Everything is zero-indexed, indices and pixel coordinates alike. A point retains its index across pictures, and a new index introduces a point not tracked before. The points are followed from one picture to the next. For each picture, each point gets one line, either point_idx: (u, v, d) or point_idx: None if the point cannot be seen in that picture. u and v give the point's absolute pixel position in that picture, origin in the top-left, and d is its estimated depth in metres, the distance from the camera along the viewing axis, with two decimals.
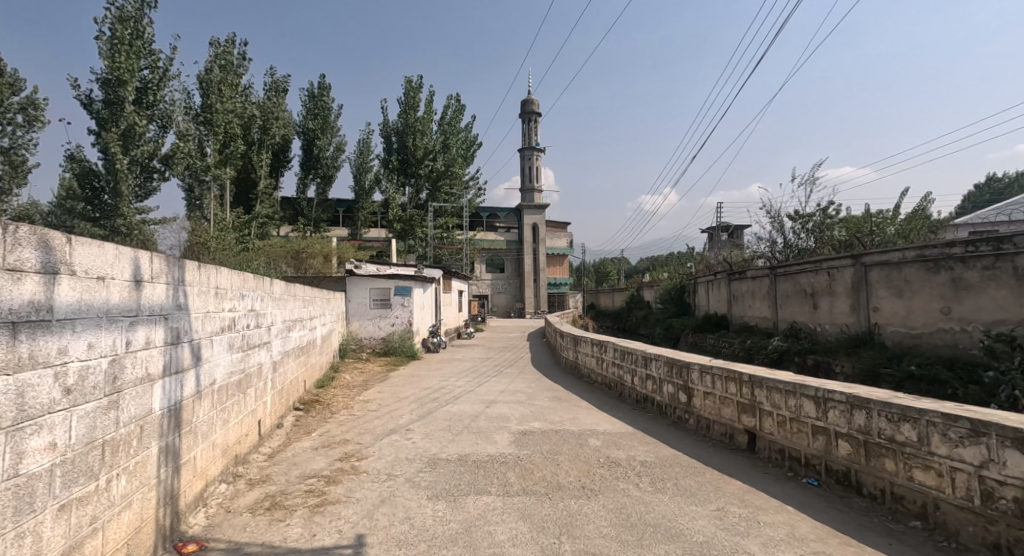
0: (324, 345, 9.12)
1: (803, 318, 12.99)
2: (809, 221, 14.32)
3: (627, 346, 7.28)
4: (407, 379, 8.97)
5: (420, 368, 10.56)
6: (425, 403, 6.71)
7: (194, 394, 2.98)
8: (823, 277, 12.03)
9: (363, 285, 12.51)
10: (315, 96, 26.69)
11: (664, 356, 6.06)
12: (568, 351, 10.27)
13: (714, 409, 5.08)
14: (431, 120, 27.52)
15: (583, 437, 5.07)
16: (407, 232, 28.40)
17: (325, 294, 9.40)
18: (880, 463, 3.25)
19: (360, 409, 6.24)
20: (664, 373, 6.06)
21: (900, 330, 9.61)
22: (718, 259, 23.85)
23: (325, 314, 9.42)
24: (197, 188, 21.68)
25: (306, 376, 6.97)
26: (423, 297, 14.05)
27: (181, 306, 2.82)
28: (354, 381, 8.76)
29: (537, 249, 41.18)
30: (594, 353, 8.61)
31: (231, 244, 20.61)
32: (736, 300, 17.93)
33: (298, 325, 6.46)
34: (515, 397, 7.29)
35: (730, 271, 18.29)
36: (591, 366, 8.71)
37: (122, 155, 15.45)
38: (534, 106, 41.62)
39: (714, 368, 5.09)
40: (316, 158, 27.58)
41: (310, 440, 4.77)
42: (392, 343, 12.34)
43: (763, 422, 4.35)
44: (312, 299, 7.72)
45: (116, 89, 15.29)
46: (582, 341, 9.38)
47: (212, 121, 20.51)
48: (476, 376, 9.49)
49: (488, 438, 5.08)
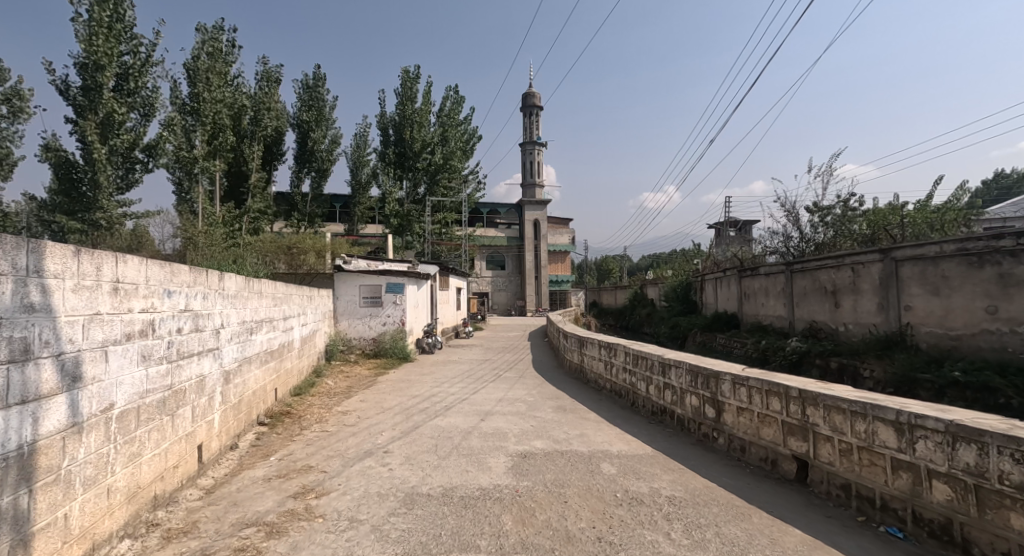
0: (305, 347, 8.34)
1: (822, 317, 12.16)
2: (829, 214, 13.55)
3: (640, 350, 6.46)
4: (395, 384, 8.20)
5: (412, 371, 9.76)
6: (412, 415, 5.91)
7: (68, 427, 2.16)
8: (846, 274, 11.19)
9: (353, 282, 11.71)
10: (309, 87, 25.84)
11: (686, 363, 5.23)
12: (573, 353, 9.46)
13: (751, 428, 4.24)
14: (429, 111, 26.69)
15: (594, 462, 4.25)
16: (404, 228, 27.61)
17: (307, 292, 8.60)
18: (999, 517, 2.44)
19: (335, 424, 5.44)
20: (685, 382, 5.24)
21: (937, 332, 8.78)
22: (726, 256, 22.99)
23: (307, 313, 8.62)
24: (185, 180, 20.86)
25: (277, 383, 6.17)
26: (418, 294, 13.27)
27: (36, 308, 1.99)
28: (338, 387, 7.96)
29: (538, 246, 40.33)
30: (602, 357, 7.80)
31: (220, 240, 19.82)
32: (748, 298, 17.12)
33: (264, 326, 5.66)
34: (514, 408, 6.48)
35: (741, 268, 17.47)
36: (599, 371, 7.90)
37: (100, 145, 14.63)
38: (535, 100, 40.70)
39: (749, 379, 4.25)
40: (311, 151, 26.76)
41: (265, 467, 3.96)
42: (383, 344, 11.55)
43: (818, 449, 3.52)
44: (287, 297, 6.92)
45: (94, 75, 14.44)
46: (588, 344, 8.58)
47: (200, 111, 19.67)
48: (471, 381, 8.68)
49: (480, 462, 4.27)
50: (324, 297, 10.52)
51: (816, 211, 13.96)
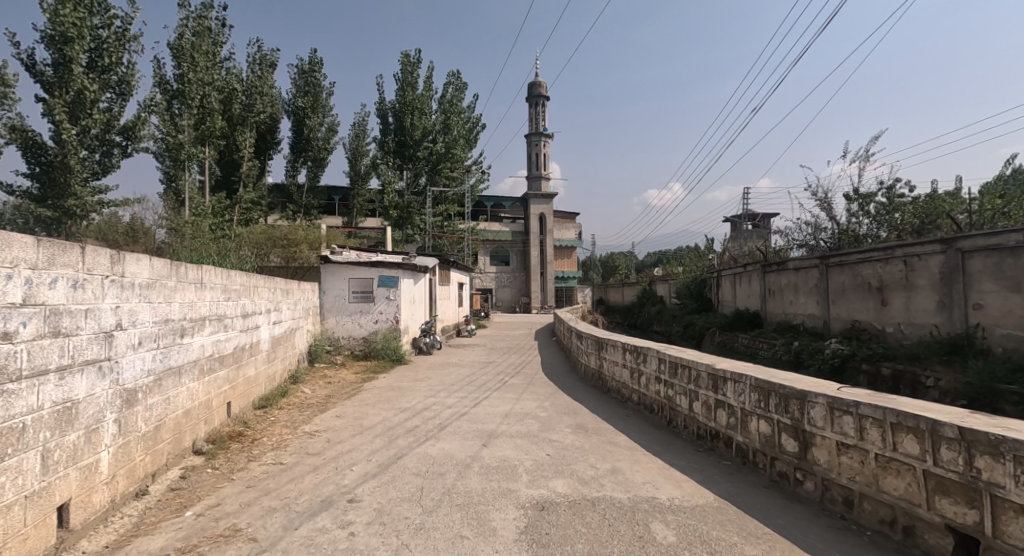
0: (277, 350, 7.15)
1: (865, 316, 10.90)
2: (870, 202, 12.23)
3: (680, 357, 5.24)
4: (384, 394, 7.02)
5: (404, 376, 8.55)
6: (396, 439, 4.71)
7: None
8: (896, 268, 9.94)
9: (340, 275, 10.53)
10: (305, 72, 24.66)
11: (751, 378, 3.99)
12: (590, 357, 8.26)
13: (861, 475, 2.99)
14: (430, 98, 25.44)
15: (641, 521, 3.02)
16: (405, 220, 26.46)
17: (281, 284, 7.41)
18: None
19: (295, 452, 4.24)
20: (750, 403, 4.00)
21: (1017, 334, 7.50)
22: (745, 251, 21.68)
23: (282, 309, 7.44)
24: (171, 167, 19.76)
25: (229, 394, 4.97)
26: (414, 289, 12.07)
27: None
28: (315, 397, 6.77)
29: (544, 240, 39.08)
30: (627, 363, 6.60)
31: (209, 231, 18.75)
32: (772, 295, 15.86)
33: (207, 323, 4.44)
34: (524, 428, 5.24)
35: (765, 263, 16.20)
36: (623, 380, 6.71)
37: (70, 125, 13.59)
38: (541, 89, 39.38)
39: (858, 406, 3.01)
40: (306, 139, 25.58)
41: (171, 532, 2.75)
42: (374, 344, 10.35)
43: (998, 525, 2.27)
44: (249, 288, 5.73)
45: (62, 49, 13.33)
46: (608, 346, 7.40)
47: (185, 93, 18.54)
48: (473, 389, 7.45)
49: (480, 519, 3.04)
50: (307, 291, 9.36)
51: (854, 199, 12.69)
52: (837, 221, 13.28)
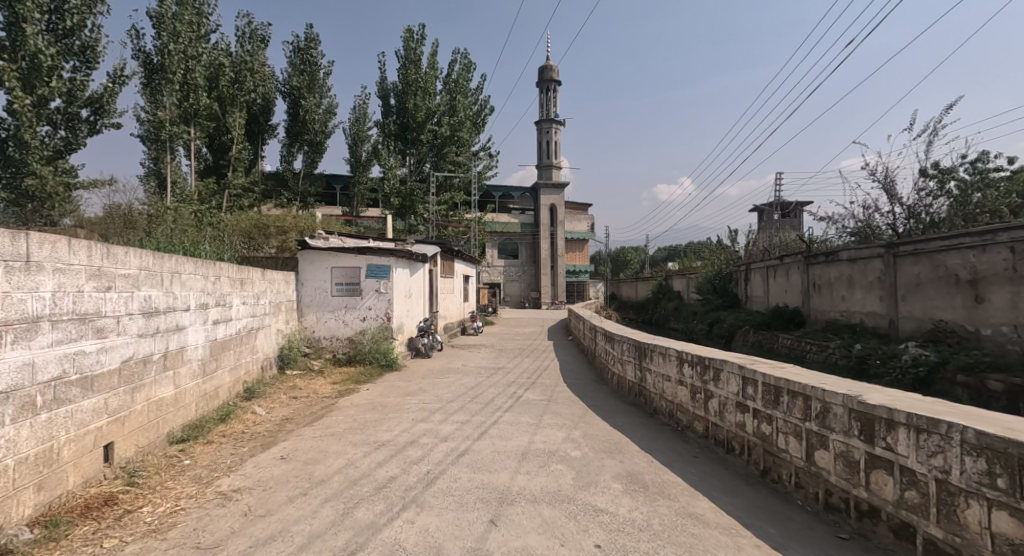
0: (223, 358, 5.49)
1: (950, 315, 9.08)
2: (948, 179, 10.36)
3: (786, 380, 3.47)
4: (362, 417, 5.36)
5: (392, 389, 6.87)
6: (357, 510, 3.03)
7: None
8: (997, 256, 8.12)
9: (320, 264, 8.88)
10: (301, 50, 23.14)
11: (970, 432, 2.20)
12: (628, 366, 6.54)
13: None
14: (435, 77, 23.76)
15: None
16: (407, 209, 24.89)
17: (231, 270, 5.78)
18: None
19: (183, 542, 2.55)
20: (964, 475, 2.22)
21: None
22: (778, 242, 19.80)
23: (233, 301, 5.83)
24: (153, 149, 18.33)
25: (107, 432, 3.27)
26: (411, 281, 10.40)
27: None
28: (268, 421, 5.08)
29: (555, 233, 37.32)
30: (687, 381, 4.89)
31: (194, 216, 17.31)
32: (818, 290, 14.04)
33: (46, 326, 2.74)
34: (552, 484, 3.52)
35: (809, 254, 14.36)
36: (680, 402, 5.02)
37: (24, 94, 11.97)
38: (551, 74, 37.56)
39: None
40: (302, 122, 23.97)
41: None
42: (360, 346, 8.68)
43: None
44: (162, 273, 4.06)
45: (13, 7, 11.72)
46: (654, 355, 5.74)
47: (166, 67, 16.94)
48: (478, 409, 5.75)
49: None
50: (275, 282, 7.73)
51: (930, 176, 10.83)
52: (905, 203, 11.42)
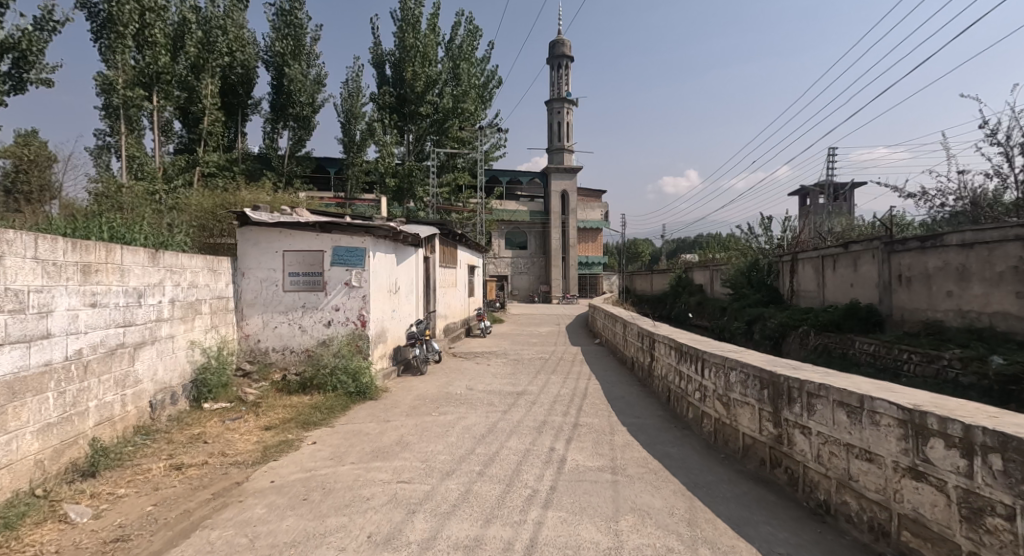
0: (16, 412, 2.89)
1: None
2: None
3: None
4: (268, 527, 2.77)
5: (355, 442, 4.28)
6: None
7: None
8: None
9: (266, 247, 6.33)
10: (283, 11, 20.41)
11: None
12: (747, 411, 3.89)
13: None
14: (436, 41, 21.05)
15: None
16: (405, 192, 22.22)
17: (45, 244, 3.17)
18: None
19: None
20: None
21: None
22: (834, 229, 17.02)
23: (53, 301, 3.23)
24: (107, 118, 15.88)
25: None
26: (397, 271, 7.77)
27: None
28: (70, 551, 2.47)
29: (566, 221, 34.62)
30: (954, 481, 2.23)
31: (154, 195, 14.89)
32: (906, 282, 11.31)
33: None
34: None
35: (894, 238, 11.64)
36: (925, 522, 2.37)
37: None
38: (563, 48, 34.69)
39: None
40: (288, 95, 21.38)
41: None
42: (320, 364, 6.05)
43: None
44: None
45: None
46: (819, 405, 3.10)
47: (114, 18, 14.33)
48: (496, 498, 3.21)
49: None
50: (186, 270, 5.16)
51: None
52: None
